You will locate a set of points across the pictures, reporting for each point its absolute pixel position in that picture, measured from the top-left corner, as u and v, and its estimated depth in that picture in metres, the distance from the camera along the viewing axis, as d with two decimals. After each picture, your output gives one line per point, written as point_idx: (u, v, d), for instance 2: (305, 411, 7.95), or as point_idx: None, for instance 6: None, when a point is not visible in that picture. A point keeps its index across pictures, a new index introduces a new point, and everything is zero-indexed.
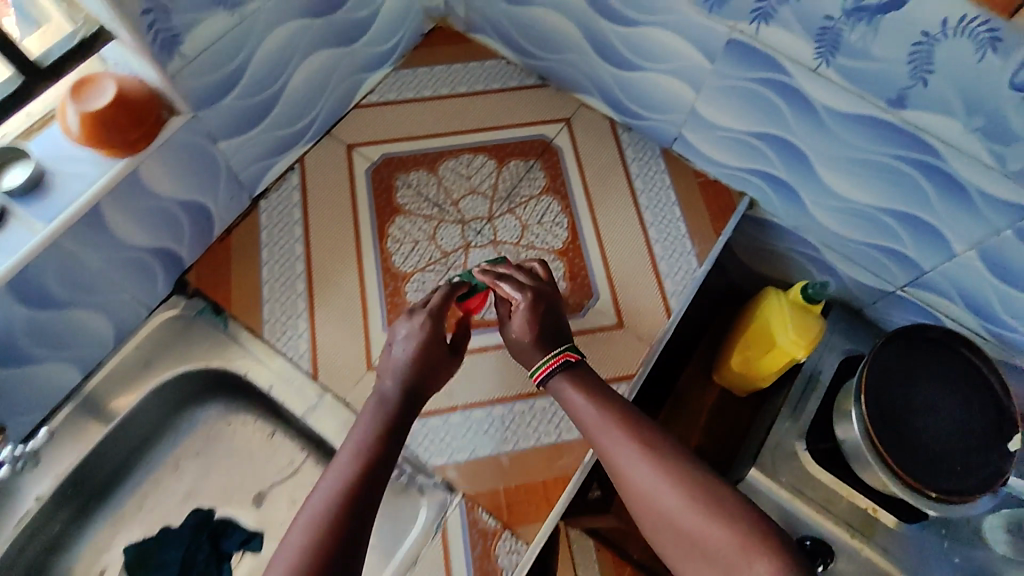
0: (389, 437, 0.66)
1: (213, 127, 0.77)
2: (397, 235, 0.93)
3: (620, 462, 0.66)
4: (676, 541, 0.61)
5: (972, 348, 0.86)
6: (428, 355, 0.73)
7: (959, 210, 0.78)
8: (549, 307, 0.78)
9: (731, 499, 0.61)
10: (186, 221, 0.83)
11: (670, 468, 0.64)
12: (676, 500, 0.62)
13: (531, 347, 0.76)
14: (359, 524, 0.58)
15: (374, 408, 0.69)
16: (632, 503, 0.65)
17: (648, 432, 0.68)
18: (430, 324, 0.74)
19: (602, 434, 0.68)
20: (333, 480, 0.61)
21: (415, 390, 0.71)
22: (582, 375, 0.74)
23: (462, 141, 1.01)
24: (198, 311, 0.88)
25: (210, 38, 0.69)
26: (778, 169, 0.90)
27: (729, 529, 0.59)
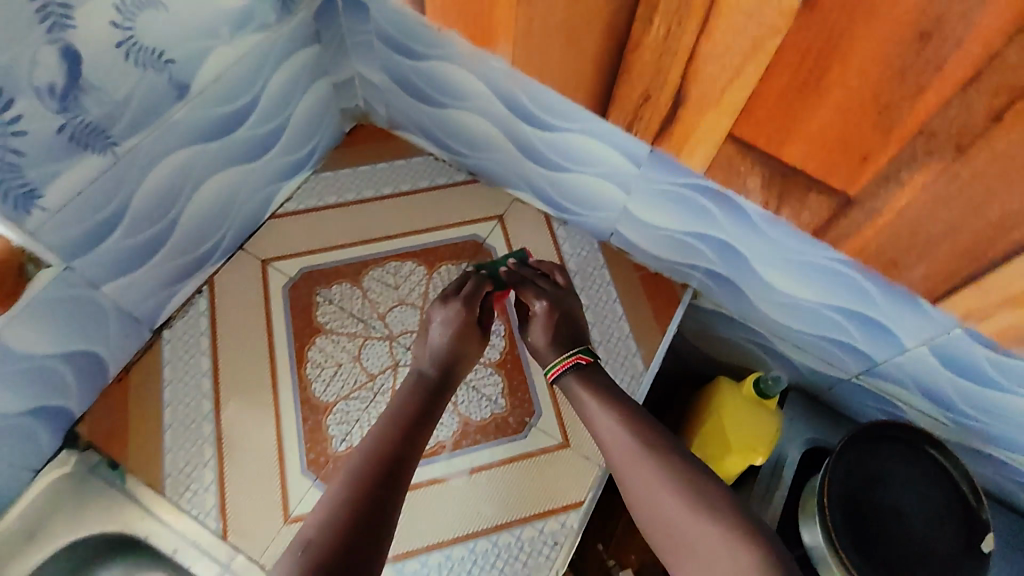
0: (421, 415, 0.74)
1: (92, 272, 0.70)
2: (317, 360, 0.86)
3: (622, 454, 0.72)
4: (666, 533, 0.68)
5: (937, 446, 0.82)
6: (462, 342, 0.80)
7: (906, 311, 0.74)
8: (566, 314, 0.83)
9: (720, 494, 0.68)
10: (68, 371, 0.75)
11: (668, 466, 0.70)
12: (671, 496, 0.68)
13: (546, 347, 0.81)
14: (383, 502, 0.65)
15: (409, 387, 0.76)
16: (631, 494, 0.71)
17: (652, 429, 0.74)
18: (464, 312, 0.80)
19: (608, 427, 0.74)
20: (361, 462, 0.67)
21: (451, 372, 0.79)
22: (593, 378, 0.78)
23: (388, 247, 0.95)
24: (92, 466, 0.80)
25: (78, 185, 0.63)
26: (718, 265, 0.87)
27: (716, 525, 0.66)
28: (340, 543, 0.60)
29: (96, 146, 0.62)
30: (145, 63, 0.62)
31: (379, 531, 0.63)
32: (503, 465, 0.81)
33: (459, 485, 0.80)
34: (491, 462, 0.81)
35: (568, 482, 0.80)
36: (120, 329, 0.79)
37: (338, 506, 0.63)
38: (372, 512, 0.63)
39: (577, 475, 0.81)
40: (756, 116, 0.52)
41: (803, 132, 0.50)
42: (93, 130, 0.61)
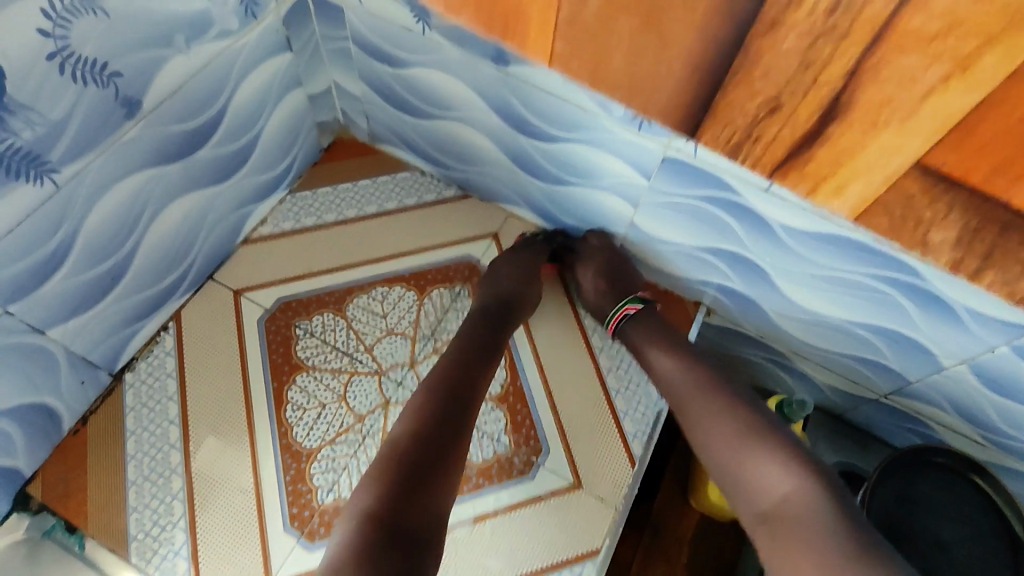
0: (487, 338, 0.74)
1: (35, 316, 0.62)
2: (298, 400, 0.77)
3: (676, 388, 0.70)
4: (714, 462, 0.64)
5: (981, 472, 0.75)
6: (524, 285, 0.81)
7: (947, 328, 0.68)
8: (612, 264, 0.82)
9: (768, 427, 0.63)
10: (14, 428, 0.66)
11: (723, 396, 0.67)
12: (722, 424, 0.64)
13: (599, 303, 0.82)
14: (459, 422, 0.63)
15: (472, 321, 0.76)
16: (684, 424, 0.68)
17: (709, 367, 0.71)
18: (522, 257, 0.84)
19: (663, 361, 0.73)
20: (429, 386, 0.66)
21: (511, 307, 0.79)
22: (647, 323, 0.77)
23: (375, 271, 0.87)
24: (46, 531, 0.70)
25: (11, 219, 0.55)
26: (735, 281, 0.80)
27: (766, 455, 0.61)
28: (417, 455, 0.58)
29: (30, 175, 0.55)
30: (85, 78, 0.55)
31: (455, 448, 0.61)
32: (511, 511, 0.73)
33: (462, 536, 0.72)
34: (497, 508, 0.73)
35: (584, 527, 0.73)
36: (73, 377, 0.70)
37: (413, 425, 0.61)
38: (445, 429, 0.62)
39: (591, 521, 0.73)
40: (967, 139, 0.35)
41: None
42: (26, 157, 0.54)
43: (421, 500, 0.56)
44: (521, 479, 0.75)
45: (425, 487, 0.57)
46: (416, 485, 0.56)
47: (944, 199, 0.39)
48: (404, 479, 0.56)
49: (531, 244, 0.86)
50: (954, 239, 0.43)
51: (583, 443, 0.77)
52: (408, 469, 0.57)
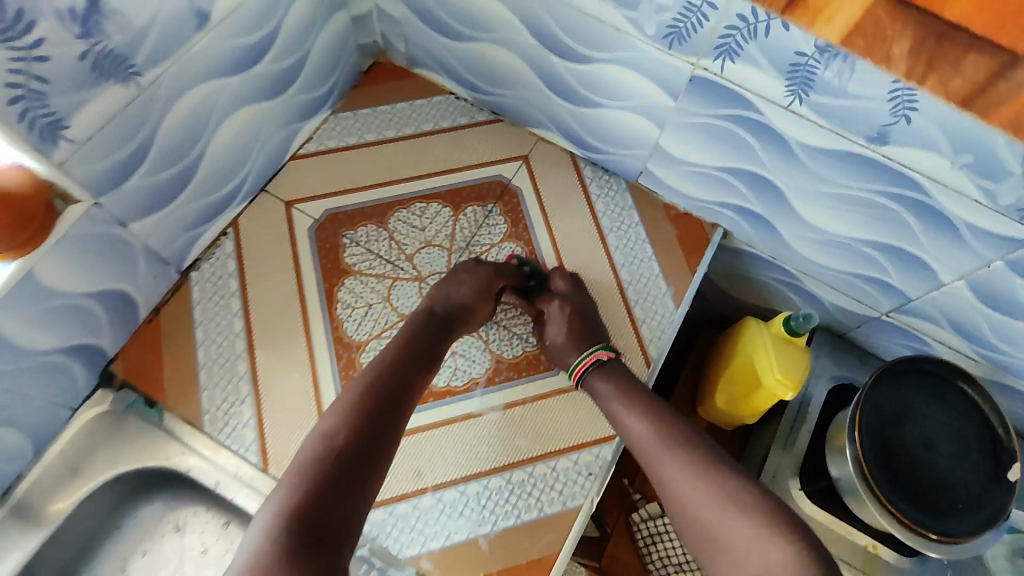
0: (426, 342, 0.74)
1: (119, 211, 0.68)
2: (347, 300, 0.85)
3: (648, 449, 0.70)
4: (695, 530, 0.64)
5: (968, 380, 0.83)
6: (476, 300, 0.79)
7: (947, 242, 0.74)
8: (582, 311, 0.82)
9: (747, 490, 0.64)
10: (102, 312, 0.74)
11: (697, 459, 0.67)
12: (701, 491, 0.65)
13: (563, 345, 0.80)
14: (390, 426, 0.65)
15: (415, 320, 0.76)
16: (658, 486, 0.69)
17: (680, 423, 0.71)
18: (488, 276, 0.81)
19: (633, 421, 0.73)
20: (362, 388, 0.66)
21: (457, 314, 0.78)
22: (616, 373, 0.77)
23: (414, 188, 0.93)
24: (128, 404, 0.79)
25: (103, 116, 0.61)
26: (752, 202, 0.85)
27: (748, 522, 0.61)
28: (347, 456, 0.59)
29: (118, 75, 0.61)
30: None
31: (385, 449, 0.63)
32: (537, 401, 0.82)
33: (493, 420, 0.80)
34: (526, 397, 0.82)
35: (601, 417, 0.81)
36: (149, 270, 0.78)
37: (341, 426, 0.62)
38: (376, 430, 0.63)
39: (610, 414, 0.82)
40: None
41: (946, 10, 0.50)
42: (115, 58, 0.60)
43: (348, 502, 0.57)
44: (547, 375, 0.84)
45: (354, 489, 0.58)
46: (345, 488, 0.58)
47: (904, 26, 0.54)
48: (332, 482, 0.57)
49: (504, 270, 0.84)
50: (920, 66, 0.57)
51: None
52: (336, 473, 0.58)
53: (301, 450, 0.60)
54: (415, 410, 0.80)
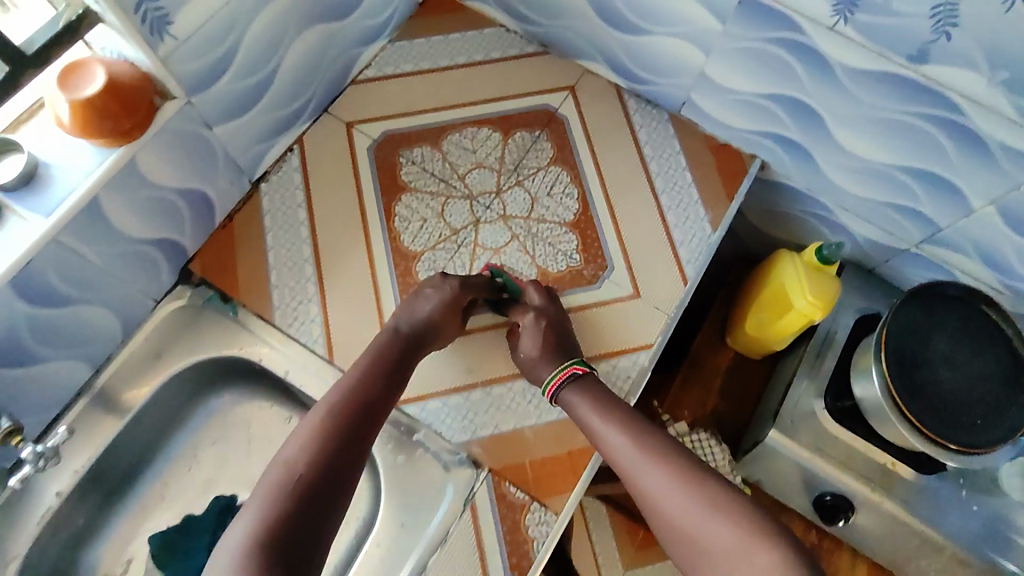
0: (394, 363, 0.73)
1: (207, 113, 0.74)
2: (404, 214, 0.91)
3: (626, 463, 0.69)
4: (680, 538, 0.63)
5: (990, 304, 0.87)
6: (444, 316, 0.78)
7: (978, 165, 0.77)
8: (556, 324, 0.81)
9: (729, 496, 0.63)
10: (185, 210, 0.80)
11: (676, 468, 0.67)
12: (683, 499, 0.64)
13: (537, 360, 0.79)
14: (359, 446, 0.64)
15: (385, 340, 0.76)
16: (639, 498, 0.68)
17: (657, 434, 0.71)
18: (458, 292, 0.80)
19: (610, 435, 0.71)
20: (328, 411, 0.65)
21: (426, 333, 0.78)
22: (590, 386, 0.77)
23: (465, 114, 0.98)
24: (206, 299, 0.86)
25: (202, 17, 0.66)
26: (791, 130, 0.89)
27: (732, 528, 0.61)
28: (314, 482, 0.59)
29: None
30: None
31: (352, 468, 0.62)
32: (580, 310, 0.88)
33: None
34: (571, 306, 0.88)
35: (639, 326, 0.87)
36: (226, 176, 0.84)
37: (307, 452, 0.60)
38: (342, 454, 0.62)
39: (647, 325, 0.87)
40: None
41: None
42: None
43: (311, 532, 0.56)
44: (589, 288, 0.89)
45: (320, 513, 0.57)
46: (314, 514, 0.57)
47: None
48: (301, 510, 0.56)
49: (476, 282, 0.83)
50: None
51: (643, 264, 0.90)
52: (303, 500, 0.57)
53: (266, 481, 0.59)
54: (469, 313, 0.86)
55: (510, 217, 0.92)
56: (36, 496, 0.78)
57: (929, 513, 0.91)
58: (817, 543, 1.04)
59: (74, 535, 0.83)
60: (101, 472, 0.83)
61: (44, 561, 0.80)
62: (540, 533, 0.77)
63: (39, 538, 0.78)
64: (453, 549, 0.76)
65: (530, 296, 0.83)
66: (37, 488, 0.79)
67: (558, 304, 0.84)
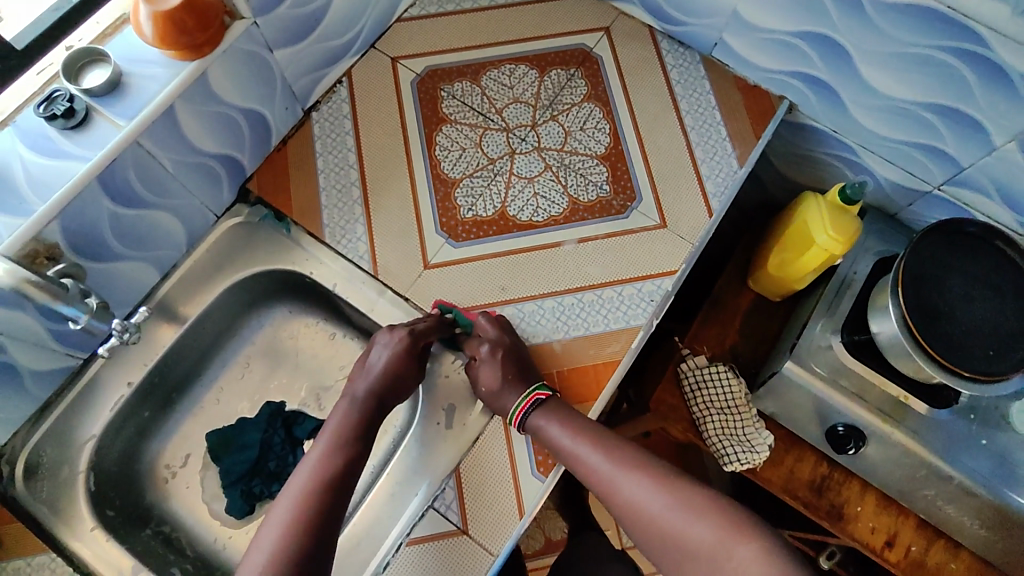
0: (363, 434, 0.76)
1: (269, 35, 0.80)
2: (444, 143, 0.96)
3: (604, 477, 0.73)
4: (662, 543, 0.67)
5: (1006, 242, 0.90)
6: (399, 370, 0.80)
7: (1001, 98, 0.80)
8: (513, 351, 0.83)
9: (705, 497, 0.67)
10: (246, 129, 0.86)
11: (653, 476, 0.71)
12: (661, 505, 0.68)
13: (499, 394, 0.81)
14: (331, 529, 0.66)
15: (347, 408, 0.78)
16: (620, 510, 0.71)
17: (627, 447, 0.76)
18: (410, 341, 0.81)
19: (584, 453, 0.75)
20: (295, 504, 0.67)
21: (386, 397, 0.81)
22: (555, 412, 0.79)
23: (504, 52, 1.02)
24: (262, 218, 0.92)
25: None
26: (820, 70, 0.92)
27: (708, 523, 0.64)
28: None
29: None
30: None
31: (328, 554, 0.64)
32: (609, 237, 0.92)
33: (569, 249, 0.91)
34: (599, 233, 0.92)
35: (664, 254, 0.91)
36: (282, 101, 0.90)
37: (273, 553, 0.62)
38: (318, 542, 0.64)
39: (672, 253, 0.91)
40: None
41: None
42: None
43: None
44: (617, 217, 0.93)
45: None
46: None
47: None
48: None
49: (430, 326, 0.84)
50: None
51: (670, 196, 0.94)
52: None
53: None
54: (505, 237, 0.91)
55: (545, 149, 0.97)
56: (110, 385, 0.87)
57: (941, 445, 0.94)
58: (827, 475, 1.05)
59: (139, 426, 0.91)
60: (165, 371, 0.91)
61: (114, 446, 0.88)
62: None
63: (111, 425, 0.86)
64: (485, 446, 0.83)
65: (483, 329, 0.84)
66: (109, 380, 0.86)
67: (512, 330, 0.85)
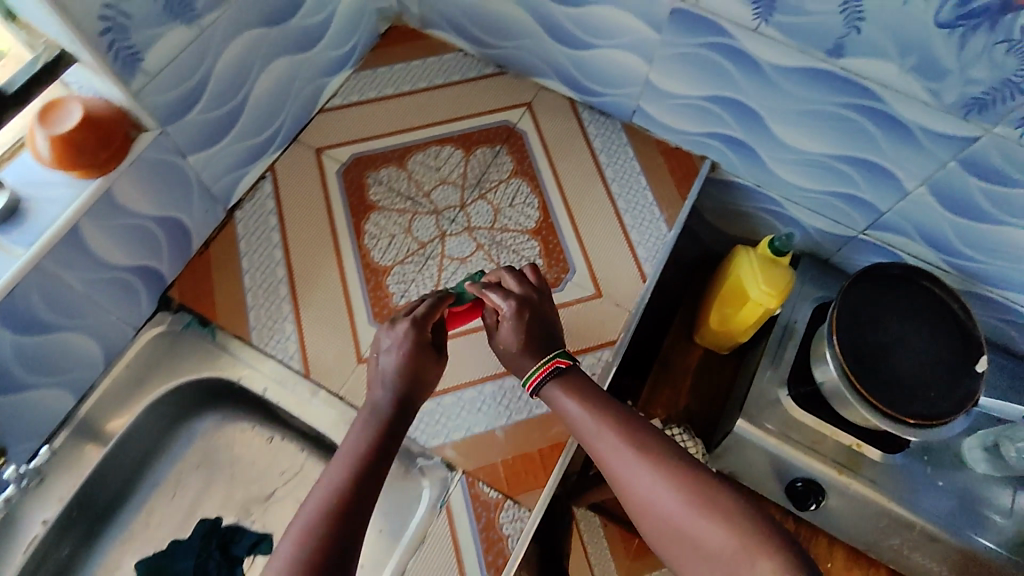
0: (381, 450, 0.64)
1: (180, 142, 0.79)
2: (374, 231, 0.95)
3: (617, 465, 0.65)
4: (672, 539, 0.60)
5: (932, 280, 0.91)
6: (414, 367, 0.72)
7: (905, 148, 0.82)
8: (537, 316, 0.78)
9: (725, 497, 0.60)
10: (163, 238, 0.84)
11: (670, 468, 0.63)
12: (675, 502, 0.61)
13: (519, 354, 0.76)
14: (342, 563, 0.55)
15: (365, 421, 0.67)
16: (629, 502, 0.64)
17: (646, 430, 0.67)
18: (415, 331, 0.75)
19: (600, 437, 0.67)
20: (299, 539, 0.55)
21: (408, 402, 0.71)
22: (574, 383, 0.73)
23: (429, 134, 1.03)
24: (185, 324, 0.89)
25: (171, 53, 0.71)
26: (734, 131, 0.94)
27: (731, 531, 0.58)
28: None
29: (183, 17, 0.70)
30: None
31: None
32: None
33: None
34: None
35: (602, 325, 0.90)
36: (201, 204, 0.88)
37: None
38: None
39: (610, 323, 0.91)
40: None
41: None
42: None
43: None
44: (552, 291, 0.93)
45: None
46: None
47: None
48: None
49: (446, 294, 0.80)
50: None
51: (603, 265, 0.94)
52: None
53: None
54: None
55: (475, 228, 0.96)
56: (24, 524, 0.80)
57: (900, 491, 0.93)
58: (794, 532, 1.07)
59: (59, 563, 0.84)
60: (86, 500, 0.85)
61: None
62: (514, 530, 0.79)
63: (24, 568, 0.80)
64: (431, 551, 0.78)
65: (507, 288, 0.80)
66: (23, 518, 0.80)
67: (540, 292, 0.81)
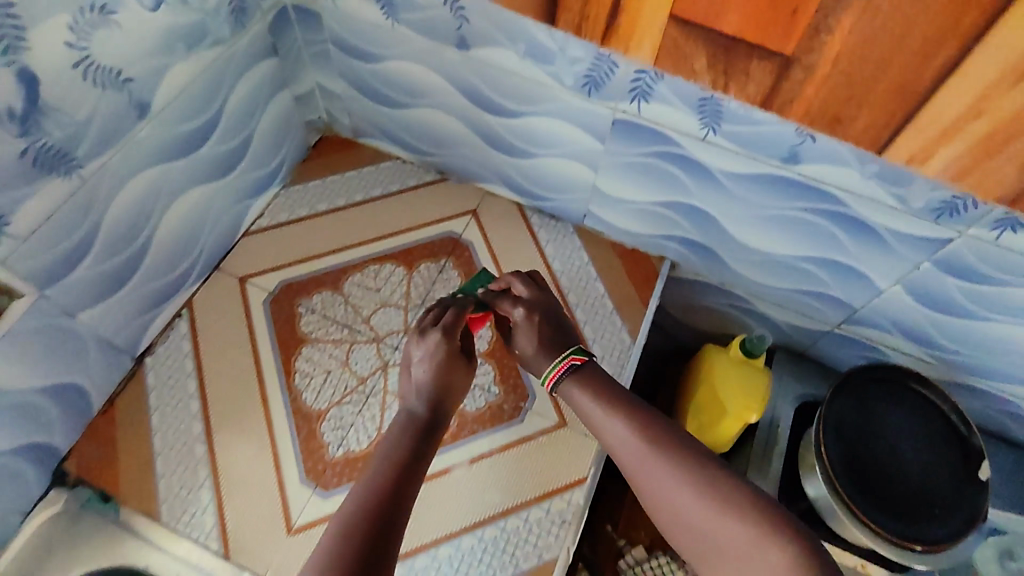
0: (411, 458, 0.64)
1: (67, 302, 0.68)
2: (306, 369, 0.85)
3: (632, 460, 0.63)
4: (685, 531, 0.59)
5: (923, 382, 0.83)
6: (448, 376, 0.71)
7: (875, 250, 0.77)
8: (552, 318, 0.75)
9: (741, 492, 0.59)
10: (52, 407, 0.72)
11: (684, 461, 0.61)
12: (701, 500, 0.59)
13: (535, 355, 0.74)
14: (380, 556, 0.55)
15: (400, 430, 0.67)
16: (643, 495, 0.63)
17: (663, 422, 0.65)
18: (444, 342, 0.71)
19: (615, 426, 0.66)
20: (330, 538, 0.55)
21: (443, 410, 0.70)
22: (594, 378, 0.70)
23: (367, 251, 0.95)
24: (84, 502, 0.77)
25: (47, 210, 0.62)
26: (692, 233, 0.88)
27: (744, 524, 0.57)
28: None
29: (60, 169, 0.62)
30: (103, 83, 0.62)
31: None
32: (503, 450, 0.81)
33: (461, 475, 0.79)
34: (492, 448, 0.81)
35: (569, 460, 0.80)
36: (101, 360, 0.77)
37: None
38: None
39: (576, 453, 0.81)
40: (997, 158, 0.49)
41: (867, 105, 0.49)
42: (108, 72, 0.62)
43: None
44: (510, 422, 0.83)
45: None
46: None
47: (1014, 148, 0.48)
48: None
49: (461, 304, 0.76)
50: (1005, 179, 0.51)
51: None
52: None
53: None
54: None
55: None
56: None
57: None
58: None
59: None
60: None
61: None
62: None
63: None
64: None
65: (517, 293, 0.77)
66: None
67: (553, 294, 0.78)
